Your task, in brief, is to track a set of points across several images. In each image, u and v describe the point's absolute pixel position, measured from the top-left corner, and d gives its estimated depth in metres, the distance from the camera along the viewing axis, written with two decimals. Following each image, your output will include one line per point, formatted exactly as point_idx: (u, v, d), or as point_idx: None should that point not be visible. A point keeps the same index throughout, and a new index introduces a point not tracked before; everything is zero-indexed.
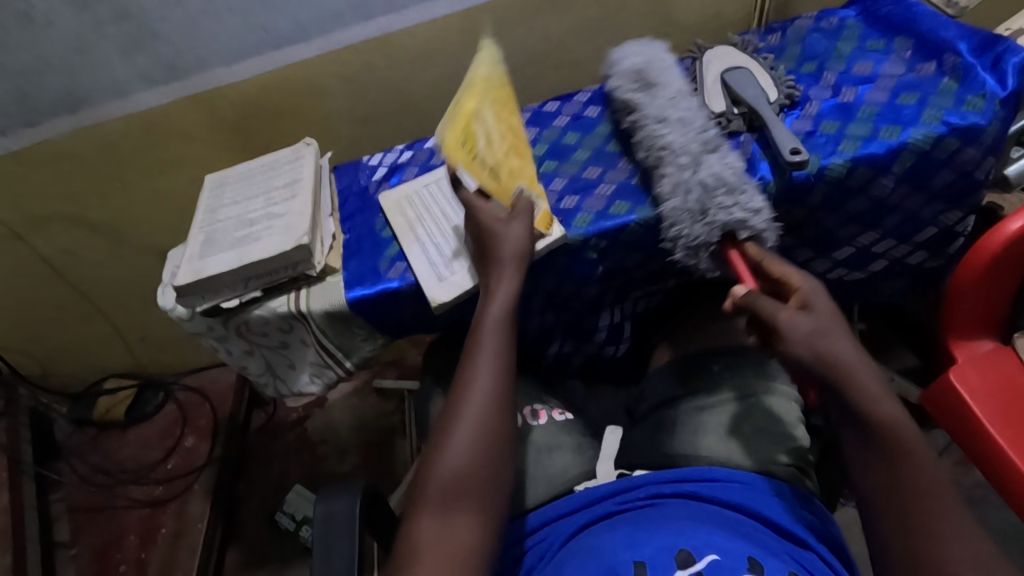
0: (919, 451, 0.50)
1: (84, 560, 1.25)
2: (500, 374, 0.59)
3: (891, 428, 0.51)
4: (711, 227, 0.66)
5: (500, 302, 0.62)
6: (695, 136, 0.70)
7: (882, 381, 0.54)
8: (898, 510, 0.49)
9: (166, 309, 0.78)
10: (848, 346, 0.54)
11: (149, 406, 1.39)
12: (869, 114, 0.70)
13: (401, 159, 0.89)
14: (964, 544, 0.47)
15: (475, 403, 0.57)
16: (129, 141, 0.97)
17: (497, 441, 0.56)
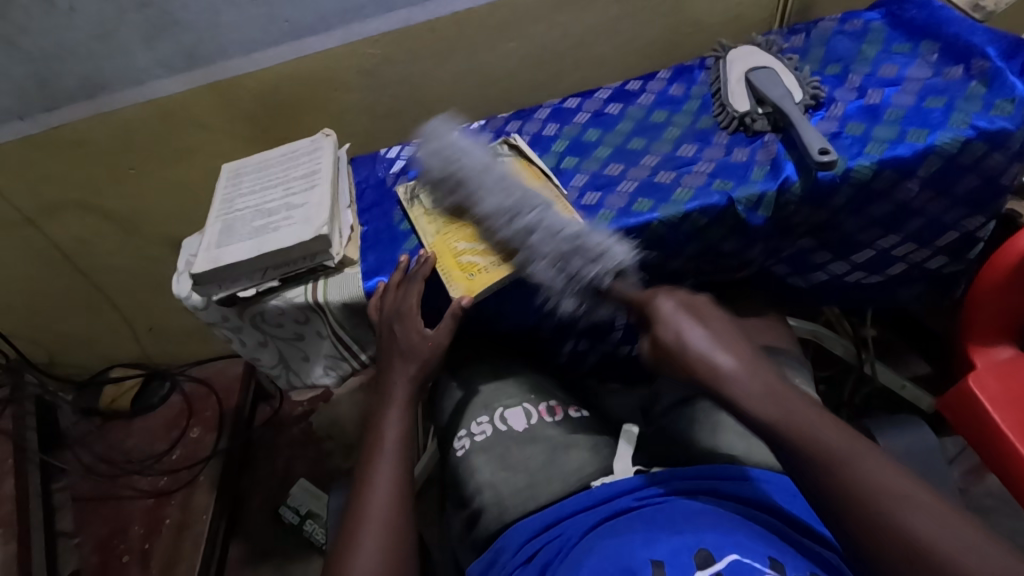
0: (811, 422, 0.49)
1: (87, 549, 1.24)
2: (399, 483, 0.62)
3: (774, 417, 0.50)
4: (577, 295, 0.67)
5: (393, 423, 0.66)
6: (516, 222, 0.68)
7: (756, 370, 0.52)
8: (862, 519, 0.44)
9: (181, 298, 0.78)
10: (704, 341, 0.54)
11: (155, 396, 1.39)
12: (895, 117, 0.70)
13: (419, 152, 0.89)
14: (905, 510, 0.43)
15: (376, 513, 0.59)
16: (145, 129, 0.96)
17: (400, 540, 0.58)
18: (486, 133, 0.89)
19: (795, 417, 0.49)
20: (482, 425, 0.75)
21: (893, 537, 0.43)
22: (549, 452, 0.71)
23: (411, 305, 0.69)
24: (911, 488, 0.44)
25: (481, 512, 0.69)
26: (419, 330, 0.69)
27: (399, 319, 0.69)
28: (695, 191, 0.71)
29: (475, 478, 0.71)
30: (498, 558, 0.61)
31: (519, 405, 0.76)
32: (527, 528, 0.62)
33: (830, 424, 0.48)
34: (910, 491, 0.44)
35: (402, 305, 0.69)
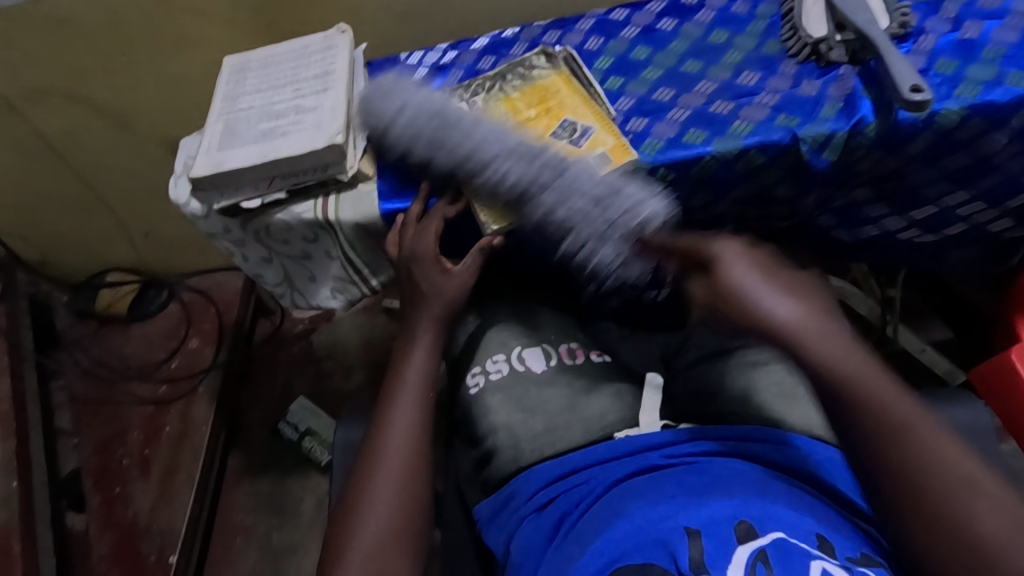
0: (917, 424, 0.48)
1: (87, 450, 1.25)
2: (420, 422, 0.61)
3: (872, 408, 0.48)
4: (618, 245, 0.59)
5: (422, 357, 0.65)
6: (528, 166, 0.60)
7: (841, 341, 0.51)
8: (911, 489, 0.46)
9: (179, 205, 0.71)
10: (788, 307, 0.52)
11: (153, 304, 1.35)
12: (993, 56, 0.61)
13: (444, 60, 0.79)
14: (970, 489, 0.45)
15: (396, 451, 0.59)
16: (137, 9, 0.86)
17: (418, 482, 0.58)
18: (519, 43, 0.79)
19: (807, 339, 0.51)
20: (498, 363, 0.72)
21: (948, 515, 0.45)
22: (571, 396, 0.68)
23: (428, 247, 0.65)
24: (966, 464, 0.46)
25: (495, 452, 0.67)
26: (442, 269, 0.66)
27: (418, 261, 0.65)
28: (756, 126, 0.63)
29: (490, 418, 0.69)
30: (512, 500, 0.62)
31: (538, 345, 0.73)
32: (542, 475, 0.62)
33: (903, 398, 0.49)
34: (979, 486, 0.45)
35: (419, 248, 0.65)
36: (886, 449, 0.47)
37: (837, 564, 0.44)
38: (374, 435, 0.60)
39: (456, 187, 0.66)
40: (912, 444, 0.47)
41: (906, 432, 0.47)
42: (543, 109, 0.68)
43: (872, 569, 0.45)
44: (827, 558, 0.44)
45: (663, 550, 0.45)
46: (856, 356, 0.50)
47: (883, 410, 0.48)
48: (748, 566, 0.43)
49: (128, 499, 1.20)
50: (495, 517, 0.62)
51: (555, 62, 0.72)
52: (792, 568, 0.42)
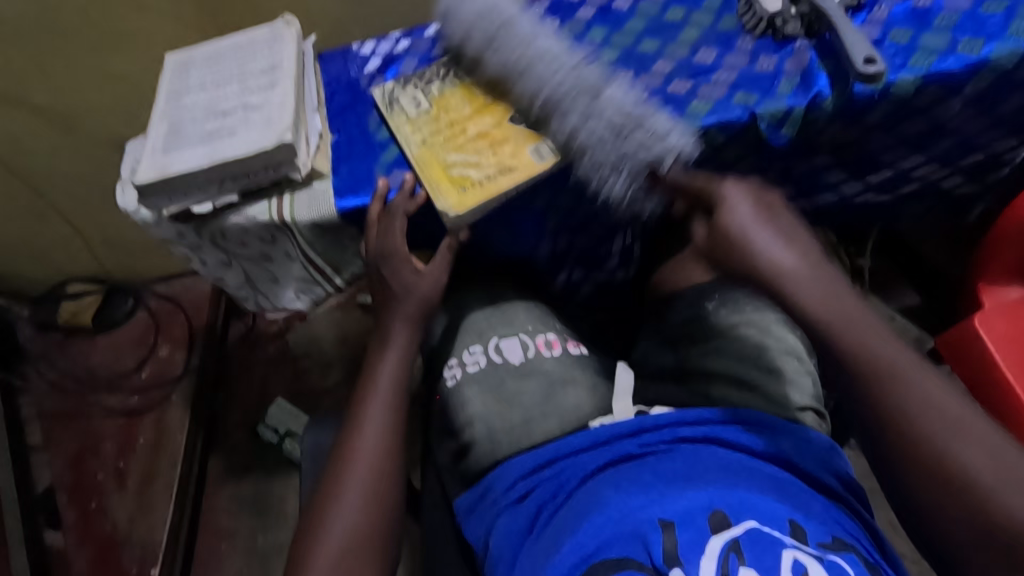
0: (908, 375, 0.49)
1: (60, 465, 1.22)
2: (391, 427, 0.60)
3: (874, 355, 0.50)
4: (631, 176, 0.61)
5: (393, 361, 0.64)
6: (570, 72, 0.61)
7: (835, 279, 0.52)
8: (905, 438, 0.48)
9: (127, 212, 0.69)
10: (786, 255, 0.52)
11: (119, 312, 1.32)
12: (946, 23, 0.61)
13: (397, 49, 0.77)
14: (965, 441, 0.47)
15: (368, 456, 0.58)
16: (72, 7, 0.82)
17: (389, 486, 0.57)
18: None
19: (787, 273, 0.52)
20: (475, 355, 0.71)
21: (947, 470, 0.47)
22: (547, 388, 0.68)
23: (398, 246, 0.63)
24: (964, 416, 0.48)
25: (471, 445, 0.67)
26: (413, 269, 0.64)
27: (389, 260, 0.64)
28: (715, 104, 0.63)
29: (466, 409, 0.68)
30: (489, 493, 0.61)
31: (515, 336, 0.72)
32: (519, 467, 0.61)
33: (896, 345, 0.50)
34: (976, 437, 0.47)
35: (393, 247, 0.63)
36: (886, 390, 0.49)
37: (810, 553, 0.44)
38: (347, 443, 0.59)
39: (413, 180, 0.64)
40: (903, 403, 0.48)
41: (905, 385, 0.49)
42: (499, 95, 0.66)
43: (843, 555, 0.45)
44: (800, 546, 0.44)
45: (639, 544, 0.45)
46: (845, 299, 0.51)
47: (878, 362, 0.49)
48: (722, 559, 0.43)
49: (107, 513, 1.18)
50: (474, 509, 0.62)
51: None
52: (764, 557, 0.43)
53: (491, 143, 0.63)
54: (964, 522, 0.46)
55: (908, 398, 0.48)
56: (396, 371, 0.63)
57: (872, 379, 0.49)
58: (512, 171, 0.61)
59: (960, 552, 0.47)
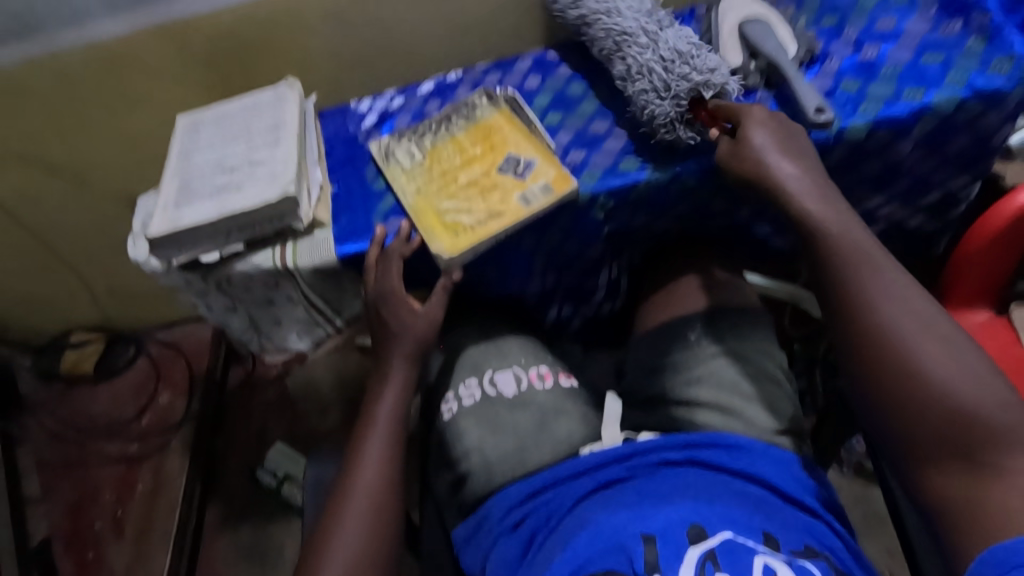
0: (885, 264, 0.56)
1: (58, 515, 1.22)
2: (390, 458, 0.63)
3: (849, 246, 0.57)
4: (677, 99, 0.66)
5: (391, 396, 0.67)
6: (647, 18, 0.72)
7: (834, 199, 0.60)
8: (876, 320, 0.54)
9: (138, 262, 0.73)
10: (786, 166, 0.61)
11: (121, 360, 1.34)
12: (891, 74, 0.67)
13: (392, 106, 0.83)
14: (931, 333, 0.53)
15: (366, 485, 0.61)
16: (89, 74, 0.88)
17: (387, 514, 0.60)
18: (463, 85, 0.83)
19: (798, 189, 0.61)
20: (470, 388, 0.74)
21: (909, 357, 0.52)
22: (540, 417, 0.71)
23: (395, 287, 0.67)
24: (937, 317, 0.53)
25: (467, 477, 0.69)
26: (410, 309, 0.68)
27: (385, 300, 0.67)
28: (686, 150, 0.68)
29: (463, 442, 0.70)
30: (485, 523, 0.63)
31: (509, 369, 0.75)
32: (513, 495, 0.63)
33: (882, 252, 0.58)
34: (942, 337, 0.52)
35: (388, 288, 0.67)
36: (866, 276, 0.56)
37: (779, 557, 0.47)
38: (347, 474, 0.62)
39: (408, 226, 0.68)
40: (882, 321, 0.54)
41: (883, 276, 0.56)
42: (487, 146, 0.72)
43: (813, 561, 0.48)
44: (769, 552, 0.47)
45: (622, 555, 0.47)
46: (844, 214, 0.59)
47: (863, 277, 0.56)
48: (699, 566, 0.46)
49: (103, 563, 1.17)
50: (471, 539, 0.63)
51: (496, 101, 0.75)
52: (735, 562, 0.46)
53: (481, 191, 0.68)
54: (926, 424, 0.50)
55: (887, 317, 0.54)
56: (395, 405, 0.66)
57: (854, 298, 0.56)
58: (502, 215, 0.66)
59: (921, 456, 0.51)
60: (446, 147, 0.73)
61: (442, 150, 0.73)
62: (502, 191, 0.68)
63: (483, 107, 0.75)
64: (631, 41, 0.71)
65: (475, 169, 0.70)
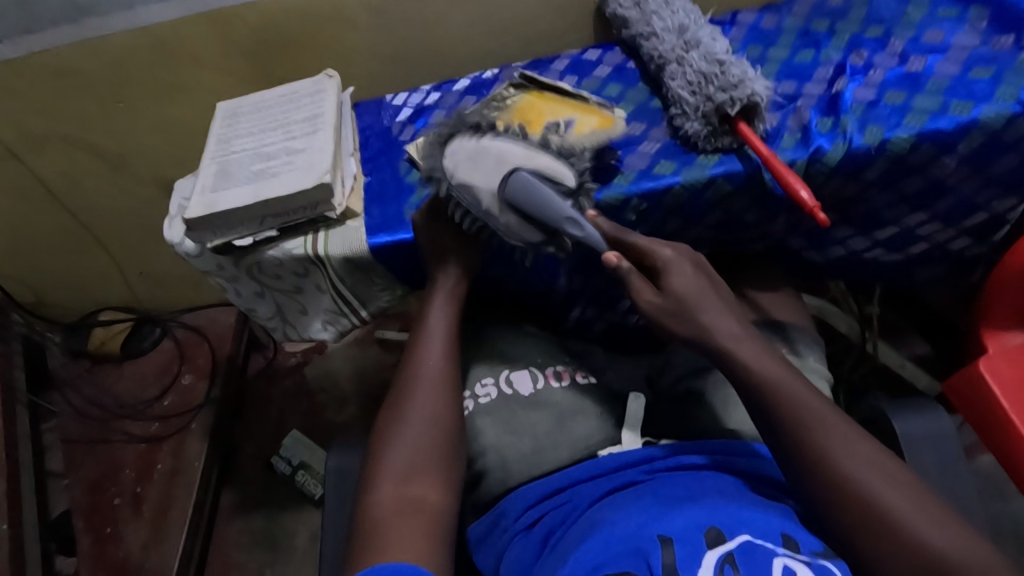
0: (792, 383, 0.55)
1: (78, 490, 1.24)
2: (442, 384, 0.63)
3: (764, 377, 0.55)
4: (705, 118, 0.67)
5: (440, 307, 0.67)
6: (677, 40, 0.73)
7: (751, 336, 0.58)
8: (836, 486, 0.52)
9: (173, 244, 0.74)
10: (722, 322, 0.58)
11: (146, 341, 1.36)
12: (938, 87, 0.66)
13: (427, 101, 0.84)
14: (853, 457, 0.52)
15: (423, 412, 0.61)
16: (135, 59, 0.90)
17: (445, 438, 0.60)
18: (499, 83, 0.83)
19: (716, 326, 0.58)
20: (487, 387, 0.73)
21: (855, 492, 0.51)
22: (557, 417, 0.70)
23: (445, 201, 0.65)
24: (858, 447, 0.53)
25: (483, 475, 0.68)
26: (453, 220, 0.64)
27: (432, 213, 0.65)
28: (724, 156, 0.68)
29: (479, 439, 0.70)
30: (501, 521, 0.62)
31: (525, 368, 0.74)
32: (530, 495, 0.63)
33: (796, 379, 0.56)
34: (872, 459, 0.52)
35: (434, 199, 0.67)
36: (791, 413, 0.54)
37: (799, 560, 0.47)
38: (403, 386, 0.63)
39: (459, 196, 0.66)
40: (843, 465, 0.52)
41: (811, 416, 0.54)
42: (524, 126, 0.71)
43: (833, 564, 0.48)
44: (790, 555, 0.47)
45: (639, 558, 0.47)
46: (757, 351, 0.57)
47: (811, 418, 0.54)
48: (716, 569, 0.45)
49: (121, 540, 1.19)
50: (485, 538, 0.63)
51: (524, 88, 0.76)
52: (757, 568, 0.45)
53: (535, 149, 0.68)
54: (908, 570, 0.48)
55: (834, 449, 0.52)
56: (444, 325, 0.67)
57: (822, 453, 0.53)
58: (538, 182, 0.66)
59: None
60: None
61: None
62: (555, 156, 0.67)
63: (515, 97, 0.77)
64: (665, 62, 0.72)
65: None
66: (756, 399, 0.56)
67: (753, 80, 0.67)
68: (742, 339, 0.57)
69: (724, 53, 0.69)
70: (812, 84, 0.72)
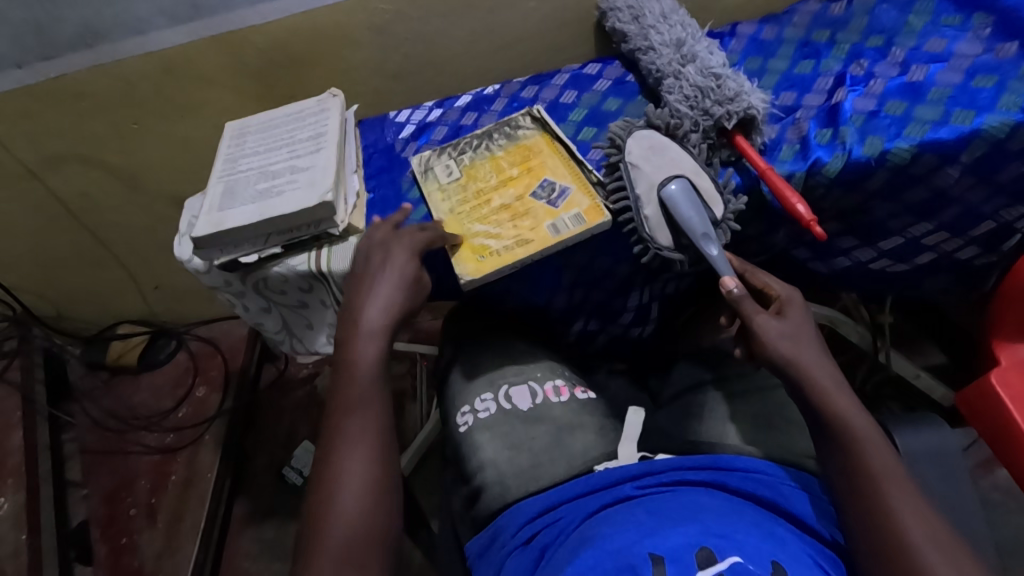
0: (863, 432, 0.54)
1: (96, 500, 1.27)
2: (377, 429, 0.57)
3: (837, 414, 0.55)
4: (704, 132, 0.68)
5: (367, 344, 0.61)
6: (675, 54, 0.73)
7: (841, 383, 0.57)
8: (893, 544, 0.49)
9: (182, 261, 0.76)
10: (811, 354, 0.58)
11: (162, 353, 1.39)
12: (939, 96, 0.65)
13: (430, 118, 0.85)
14: (919, 519, 0.49)
15: (355, 465, 0.55)
16: (148, 81, 0.92)
17: (380, 488, 0.55)
18: (499, 98, 0.84)
19: (804, 359, 0.58)
20: (485, 402, 0.73)
21: (906, 550, 0.48)
22: (556, 432, 0.70)
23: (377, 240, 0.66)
24: (919, 517, 0.49)
25: (483, 489, 0.68)
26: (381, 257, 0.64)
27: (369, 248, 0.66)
28: (721, 170, 0.68)
29: (478, 455, 0.70)
30: (498, 537, 0.62)
31: (525, 383, 0.75)
32: (527, 510, 0.62)
33: (879, 438, 0.54)
34: (932, 527, 0.49)
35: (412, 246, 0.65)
36: (857, 457, 0.53)
37: None
38: (330, 441, 0.57)
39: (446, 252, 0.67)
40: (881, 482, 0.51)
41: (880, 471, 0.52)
42: (524, 169, 0.72)
43: None
44: None
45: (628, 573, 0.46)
46: (848, 400, 0.56)
47: (878, 478, 0.51)
48: None
49: (135, 549, 1.21)
50: (484, 554, 0.62)
51: (540, 124, 0.76)
52: None
53: (512, 216, 0.68)
54: None
55: (893, 505, 0.50)
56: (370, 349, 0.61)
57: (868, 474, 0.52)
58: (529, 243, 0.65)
59: None
60: (469, 178, 0.74)
61: (474, 177, 0.73)
62: (533, 219, 0.67)
63: (529, 128, 0.76)
64: (663, 75, 0.73)
65: (509, 193, 0.70)
66: (825, 432, 0.55)
67: (751, 93, 0.67)
68: (836, 394, 0.56)
69: (722, 67, 0.70)
70: (811, 95, 0.72)
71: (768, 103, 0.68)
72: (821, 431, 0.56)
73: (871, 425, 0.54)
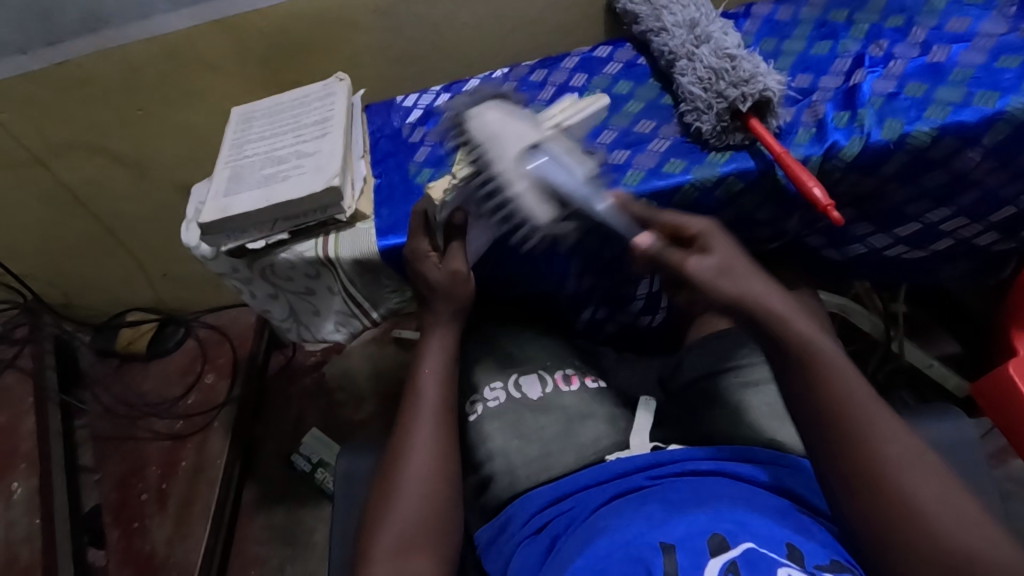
0: (856, 402, 0.49)
1: (108, 486, 1.28)
2: (436, 447, 0.60)
3: (831, 396, 0.50)
4: (717, 115, 0.66)
5: (433, 357, 0.65)
6: (687, 36, 0.71)
7: (821, 340, 0.52)
8: (903, 523, 0.46)
9: (189, 247, 0.76)
10: (778, 302, 0.52)
11: (170, 341, 1.39)
12: (962, 77, 0.63)
13: (437, 102, 0.84)
14: (923, 480, 0.47)
15: (416, 473, 0.58)
16: (152, 67, 0.92)
17: (440, 499, 0.58)
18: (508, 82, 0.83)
19: (790, 314, 0.52)
20: (495, 391, 0.73)
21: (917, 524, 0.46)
22: (565, 422, 0.70)
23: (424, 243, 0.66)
24: (927, 480, 0.47)
25: (491, 479, 0.68)
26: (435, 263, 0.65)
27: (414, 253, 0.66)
28: (735, 153, 0.66)
29: (486, 445, 0.70)
30: (508, 526, 0.61)
31: (533, 371, 0.74)
32: (537, 500, 0.62)
33: (868, 397, 0.50)
34: (940, 487, 0.47)
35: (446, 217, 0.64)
36: (857, 437, 0.49)
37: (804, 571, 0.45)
38: (394, 453, 0.60)
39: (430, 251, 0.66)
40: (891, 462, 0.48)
41: (874, 443, 0.48)
42: None
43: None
44: (793, 564, 0.45)
45: (638, 564, 0.46)
46: (828, 363, 0.51)
47: (876, 449, 0.48)
48: None
49: (147, 534, 1.22)
50: (493, 543, 0.62)
51: None
52: None
53: None
54: None
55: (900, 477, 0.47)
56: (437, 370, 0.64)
57: (868, 449, 0.48)
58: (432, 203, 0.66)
59: None
60: None
61: None
62: None
63: None
64: (675, 57, 0.71)
65: None
66: (817, 416, 0.50)
67: (767, 73, 0.65)
68: (818, 362, 0.51)
69: (736, 48, 0.68)
70: (828, 77, 0.70)
71: (783, 85, 0.66)
72: (808, 412, 0.51)
73: (856, 386, 0.50)
